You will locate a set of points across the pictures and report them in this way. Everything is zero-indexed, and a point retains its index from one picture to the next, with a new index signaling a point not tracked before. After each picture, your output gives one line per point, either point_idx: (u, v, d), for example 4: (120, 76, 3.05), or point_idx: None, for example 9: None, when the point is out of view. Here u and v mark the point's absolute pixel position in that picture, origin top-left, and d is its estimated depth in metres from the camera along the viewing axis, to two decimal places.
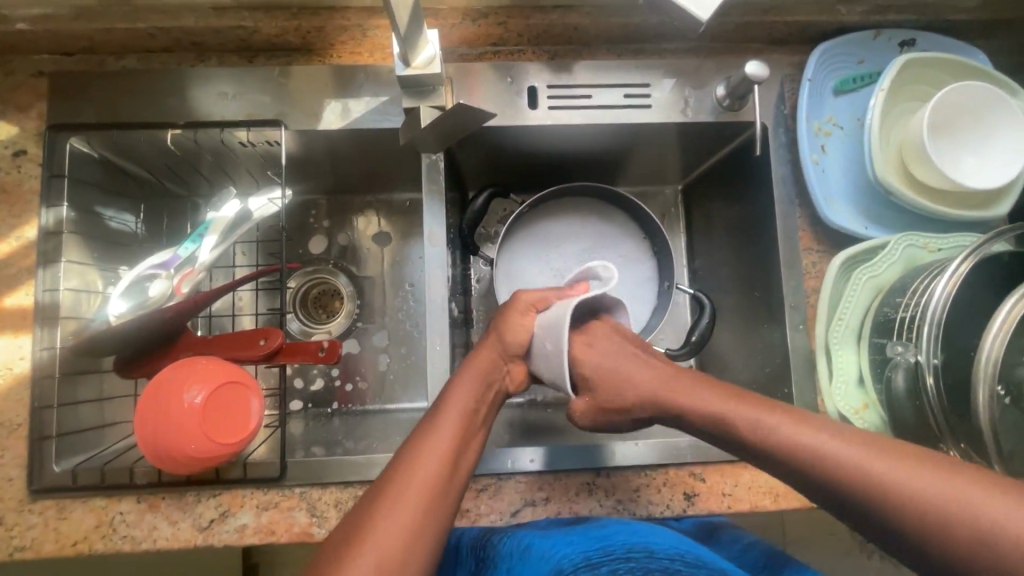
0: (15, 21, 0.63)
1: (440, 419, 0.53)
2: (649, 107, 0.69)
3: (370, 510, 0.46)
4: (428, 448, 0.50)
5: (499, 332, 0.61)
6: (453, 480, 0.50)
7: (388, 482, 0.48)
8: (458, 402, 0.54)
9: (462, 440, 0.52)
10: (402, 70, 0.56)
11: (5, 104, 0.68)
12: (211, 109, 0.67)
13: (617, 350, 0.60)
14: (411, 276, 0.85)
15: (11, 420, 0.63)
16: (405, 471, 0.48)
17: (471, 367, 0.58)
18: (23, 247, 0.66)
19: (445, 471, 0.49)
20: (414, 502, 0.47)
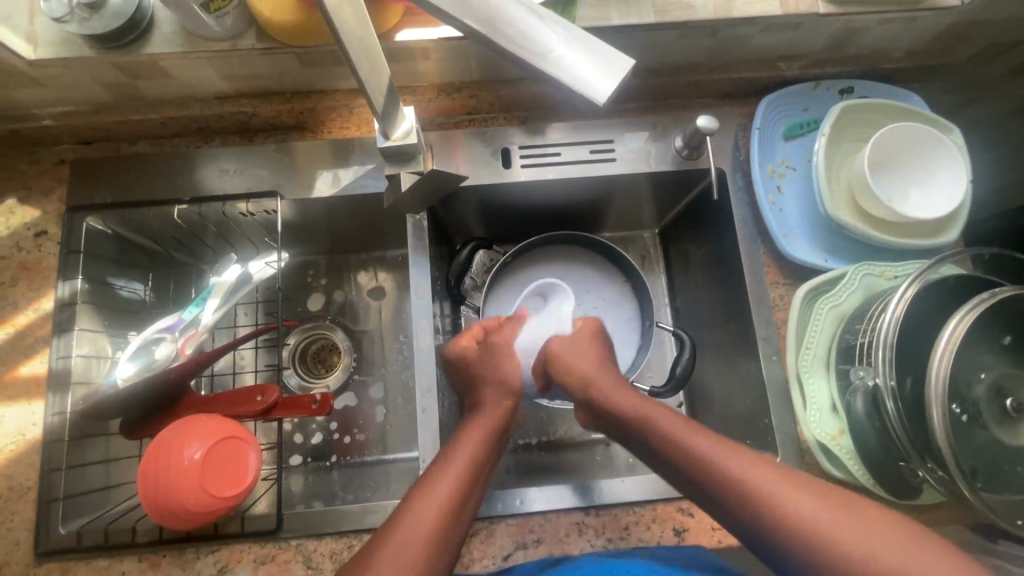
0: (43, 118, 0.71)
1: (442, 463, 0.56)
2: (615, 160, 0.76)
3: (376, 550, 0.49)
4: (431, 493, 0.53)
5: (501, 377, 0.66)
6: (458, 524, 0.53)
7: (394, 524, 0.51)
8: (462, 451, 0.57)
9: (469, 486, 0.55)
10: (382, 142, 0.62)
11: (30, 190, 0.74)
12: (214, 185, 0.74)
13: (592, 352, 0.68)
14: (400, 331, 0.89)
15: (22, 484, 0.66)
16: (410, 515, 0.52)
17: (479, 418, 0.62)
18: (40, 318, 0.71)
19: (454, 514, 0.53)
20: (415, 547, 0.50)
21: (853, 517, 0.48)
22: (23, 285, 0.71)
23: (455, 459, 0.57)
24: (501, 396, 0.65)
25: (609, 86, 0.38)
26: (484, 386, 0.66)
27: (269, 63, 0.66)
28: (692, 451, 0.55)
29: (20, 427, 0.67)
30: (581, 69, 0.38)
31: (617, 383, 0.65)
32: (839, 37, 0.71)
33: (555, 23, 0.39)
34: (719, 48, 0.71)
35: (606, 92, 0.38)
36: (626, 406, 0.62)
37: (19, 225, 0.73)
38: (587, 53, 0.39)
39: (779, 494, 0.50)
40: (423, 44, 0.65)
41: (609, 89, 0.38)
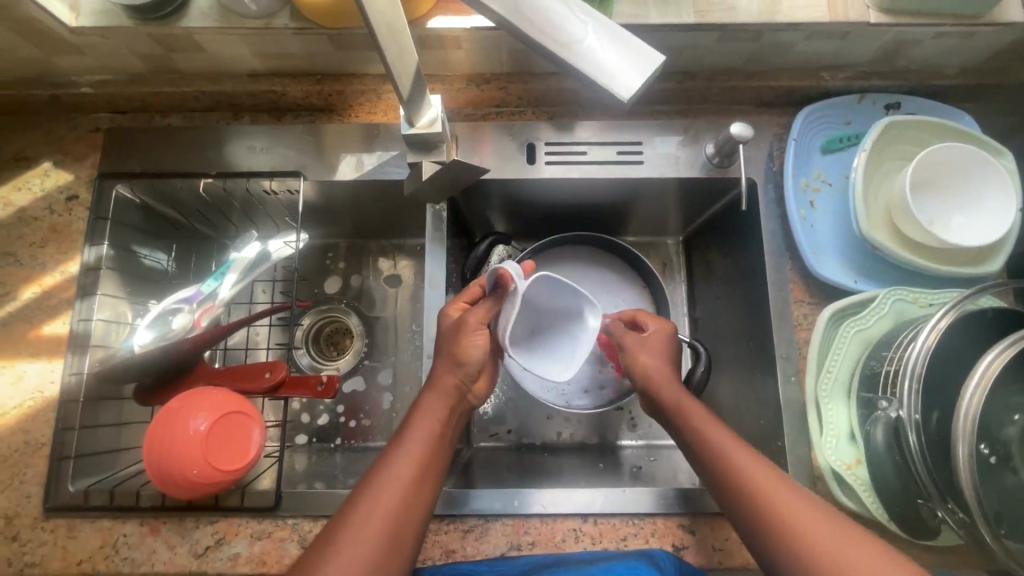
0: (81, 86, 0.73)
1: (405, 441, 0.55)
2: (642, 162, 0.74)
3: (355, 499, 0.52)
4: (406, 451, 0.55)
5: (454, 352, 0.60)
6: (429, 480, 0.54)
7: (373, 477, 0.53)
8: (433, 409, 0.58)
9: (429, 470, 0.55)
10: (406, 129, 0.61)
11: (65, 155, 0.75)
12: (239, 161, 0.75)
13: (654, 340, 0.64)
14: (413, 321, 0.89)
15: (37, 439, 0.67)
16: (386, 473, 0.53)
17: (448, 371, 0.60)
18: (65, 280, 0.72)
19: (411, 498, 0.53)
20: (389, 501, 0.52)
21: (839, 529, 0.48)
22: (52, 247, 0.73)
23: (421, 427, 0.57)
24: (451, 372, 0.60)
25: (635, 84, 0.37)
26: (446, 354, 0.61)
27: (301, 44, 0.66)
28: (712, 442, 0.55)
29: (38, 384, 0.69)
30: (607, 65, 0.37)
31: (656, 353, 0.63)
32: (889, 49, 0.68)
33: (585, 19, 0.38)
34: (759, 54, 0.69)
35: (631, 90, 0.37)
36: (665, 378, 0.61)
37: (52, 188, 0.74)
38: (615, 50, 0.38)
39: (784, 501, 0.50)
40: (456, 33, 0.64)
41: (634, 86, 0.36)
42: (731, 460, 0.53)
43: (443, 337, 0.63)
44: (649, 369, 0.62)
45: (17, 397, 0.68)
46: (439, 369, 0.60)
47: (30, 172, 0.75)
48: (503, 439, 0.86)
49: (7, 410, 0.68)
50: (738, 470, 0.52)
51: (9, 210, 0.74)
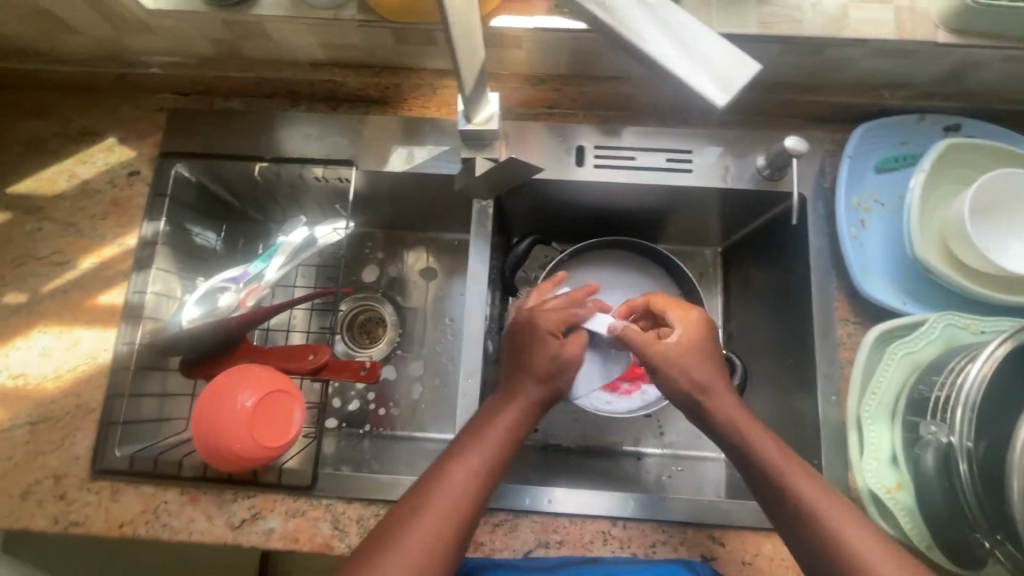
0: (151, 66, 0.75)
1: (474, 443, 0.57)
2: (690, 171, 0.74)
3: (421, 493, 0.54)
4: (474, 454, 0.56)
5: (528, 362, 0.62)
6: (492, 485, 0.56)
7: (440, 473, 0.55)
8: (506, 417, 0.59)
9: (495, 474, 0.56)
10: (463, 124, 0.62)
11: (129, 132, 0.78)
12: (294, 148, 0.76)
13: (696, 334, 0.62)
14: (442, 314, 0.91)
15: (88, 403, 0.70)
16: (453, 473, 0.55)
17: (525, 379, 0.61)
18: (123, 252, 0.75)
19: (472, 498, 0.54)
20: (453, 501, 0.53)
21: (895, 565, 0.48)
22: (112, 220, 0.76)
23: (493, 433, 0.58)
24: (536, 386, 0.61)
25: (733, 88, 0.37)
26: (529, 364, 0.62)
27: (365, 37, 0.68)
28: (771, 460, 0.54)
29: (93, 350, 0.72)
30: (703, 70, 0.37)
31: (701, 353, 0.61)
32: (954, 70, 0.67)
33: (680, 24, 0.38)
34: (819, 69, 0.68)
35: (729, 94, 0.36)
36: (711, 384, 0.59)
37: (115, 163, 0.77)
38: (710, 55, 0.38)
39: (843, 526, 0.50)
40: (517, 33, 0.64)
41: (732, 90, 0.36)
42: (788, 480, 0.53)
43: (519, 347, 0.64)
44: (695, 366, 0.60)
45: (72, 362, 0.71)
46: (516, 376, 0.62)
47: (95, 147, 0.78)
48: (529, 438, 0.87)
49: (62, 373, 0.71)
50: (795, 493, 0.52)
51: (75, 182, 0.77)
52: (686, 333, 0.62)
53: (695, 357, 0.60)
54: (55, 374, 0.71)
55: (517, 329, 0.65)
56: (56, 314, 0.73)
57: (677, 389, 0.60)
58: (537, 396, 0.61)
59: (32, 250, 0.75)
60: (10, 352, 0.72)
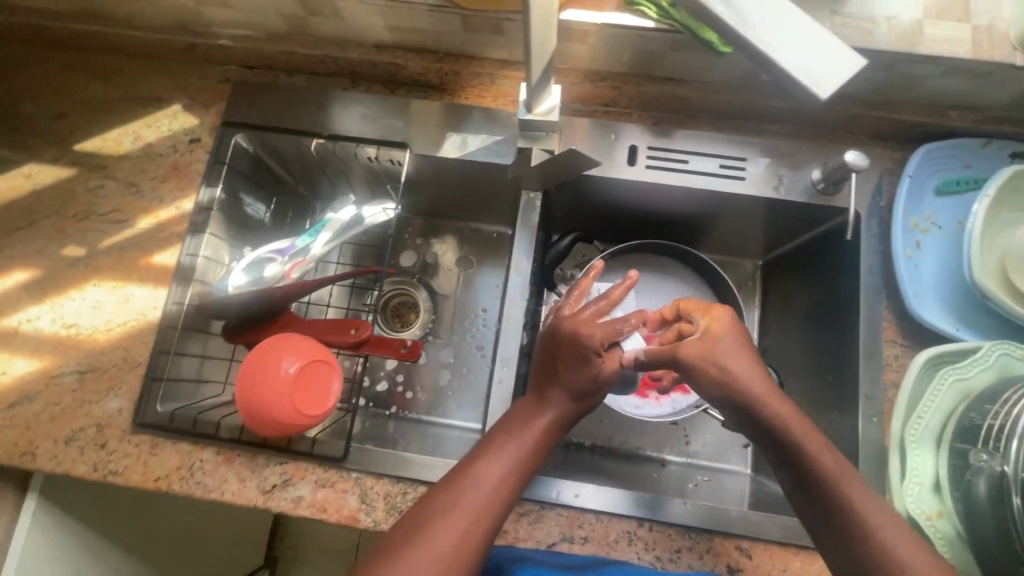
0: (222, 38, 0.77)
1: (501, 446, 0.58)
2: (743, 179, 0.73)
3: (446, 492, 0.54)
4: (500, 459, 0.57)
5: (561, 368, 0.61)
6: (516, 491, 0.56)
7: (465, 474, 0.55)
8: (534, 426, 0.59)
9: (519, 480, 0.57)
10: (524, 115, 0.63)
11: (194, 101, 0.80)
12: (350, 127, 0.78)
13: (731, 337, 0.60)
14: (472, 306, 0.91)
15: (135, 358, 0.72)
16: (478, 476, 0.55)
17: (555, 390, 0.62)
18: (179, 215, 0.77)
19: (497, 501, 0.54)
20: (477, 503, 0.53)
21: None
22: (171, 184, 0.78)
23: (519, 441, 0.58)
24: (567, 396, 0.61)
25: (836, 81, 0.36)
26: (564, 372, 0.61)
27: (433, 21, 0.69)
28: (823, 474, 0.53)
29: (143, 308, 0.74)
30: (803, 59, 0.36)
31: (737, 350, 0.59)
32: None
33: (786, 13, 0.36)
34: (886, 85, 0.67)
35: (833, 87, 0.36)
36: (753, 385, 0.57)
37: (178, 129, 0.79)
38: (811, 46, 0.36)
39: (898, 546, 0.49)
40: (585, 27, 0.65)
41: (838, 83, 0.35)
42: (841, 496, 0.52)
43: (556, 353, 0.62)
44: (733, 364, 0.57)
45: (122, 317, 0.73)
46: (546, 384, 0.62)
47: (161, 112, 0.80)
48: None
49: (112, 327, 0.73)
50: (852, 511, 0.51)
51: (138, 145, 0.79)
52: (722, 334, 0.60)
53: (728, 352, 0.58)
54: (106, 328, 0.73)
55: (555, 333, 0.63)
56: (111, 269, 0.75)
57: (714, 388, 0.58)
58: (566, 405, 0.61)
59: (93, 206, 0.77)
60: (65, 302, 0.74)
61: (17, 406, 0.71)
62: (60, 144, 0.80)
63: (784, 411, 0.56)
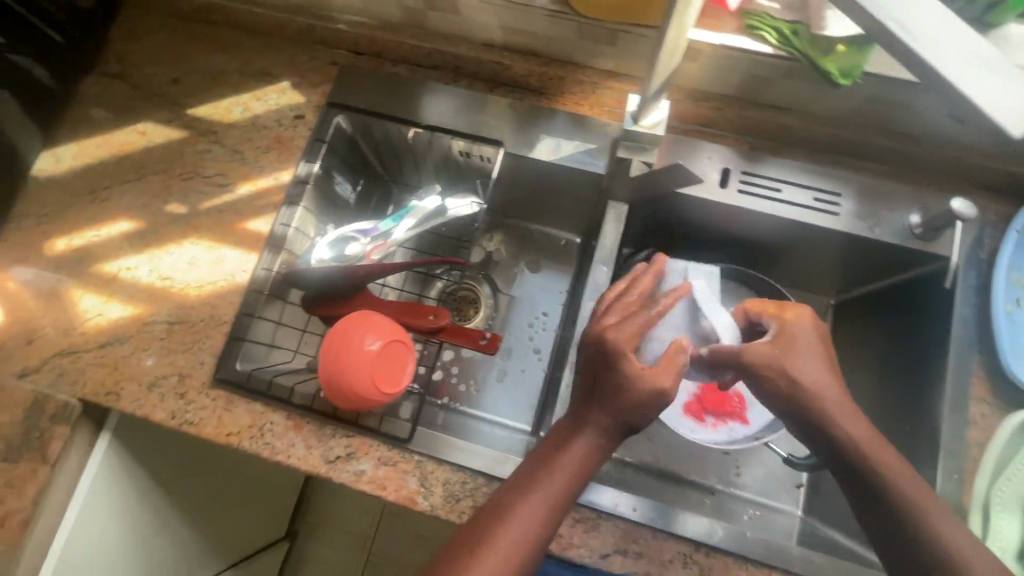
0: (340, 24, 0.81)
1: (537, 477, 0.55)
2: (836, 214, 0.72)
3: (481, 528, 0.53)
4: (536, 493, 0.55)
5: (601, 387, 0.57)
6: (554, 523, 0.54)
7: (501, 509, 0.54)
8: (573, 455, 0.56)
9: (558, 513, 0.55)
10: (629, 125, 0.65)
11: (303, 80, 0.84)
12: (448, 119, 0.79)
13: (807, 340, 0.59)
14: (530, 312, 0.92)
15: (221, 316, 0.75)
16: (513, 511, 0.53)
17: (596, 416, 0.57)
18: (277, 185, 0.80)
19: (534, 536, 0.53)
20: (514, 540, 0.52)
21: None
22: (273, 155, 0.81)
23: (557, 472, 0.56)
24: (611, 420, 0.57)
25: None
26: (608, 395, 0.57)
27: (549, 27, 0.71)
28: (915, 517, 0.52)
29: (234, 270, 0.77)
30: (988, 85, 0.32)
31: (815, 357, 0.58)
32: None
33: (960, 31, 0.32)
34: None
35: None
36: (827, 393, 0.56)
37: (285, 104, 0.83)
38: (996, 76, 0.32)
39: None
40: (702, 46, 0.65)
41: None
42: (935, 543, 0.51)
43: (591, 362, 0.59)
44: (805, 366, 0.57)
45: (214, 276, 0.77)
46: (587, 406, 0.58)
47: (271, 87, 0.84)
48: None
49: (204, 284, 0.77)
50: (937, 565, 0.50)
51: (247, 115, 0.83)
52: (800, 334, 0.59)
53: (804, 361, 0.58)
54: (198, 284, 0.77)
55: (596, 345, 0.59)
56: (208, 230, 0.79)
57: (776, 390, 0.58)
58: (609, 432, 0.57)
59: (199, 168, 0.81)
60: (163, 256, 0.78)
61: (108, 347, 0.75)
62: (174, 107, 0.84)
63: (872, 446, 0.55)
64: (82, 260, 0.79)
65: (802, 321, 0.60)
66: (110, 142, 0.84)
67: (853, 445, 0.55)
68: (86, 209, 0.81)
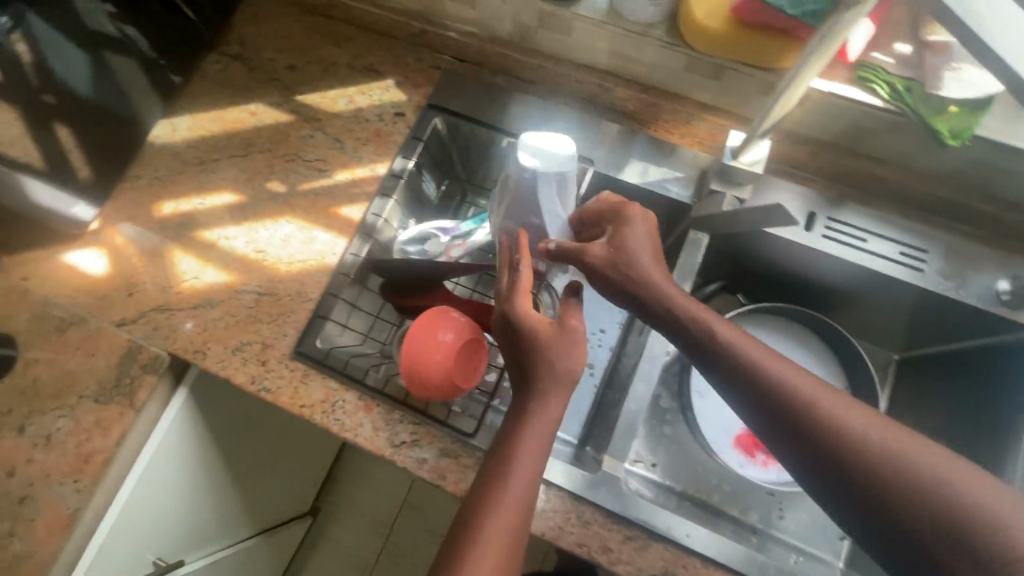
0: (452, 31, 0.85)
1: (502, 464, 0.56)
2: (921, 271, 0.72)
3: (464, 530, 0.53)
4: (505, 479, 0.55)
5: (526, 362, 0.60)
6: (529, 493, 0.55)
7: (476, 502, 0.54)
8: (529, 433, 0.57)
9: (524, 500, 0.54)
10: (728, 159, 0.67)
11: (407, 80, 0.88)
12: (543, 133, 0.82)
13: (642, 238, 0.61)
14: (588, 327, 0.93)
15: (307, 293, 0.80)
16: (486, 501, 0.54)
17: (540, 392, 0.59)
18: (372, 176, 0.84)
19: (516, 514, 0.53)
20: (498, 524, 0.53)
21: None
22: (371, 148, 0.86)
23: (516, 449, 0.56)
24: (553, 388, 0.58)
25: None
26: (543, 374, 0.59)
27: (658, 57, 0.73)
28: (906, 460, 0.45)
29: (324, 251, 0.81)
30: None
31: (645, 254, 0.60)
32: None
33: None
34: None
35: None
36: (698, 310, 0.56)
37: (387, 101, 0.88)
38: None
39: None
40: (810, 92, 0.66)
41: None
42: None
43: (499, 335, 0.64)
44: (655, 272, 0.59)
45: (304, 254, 0.81)
46: (526, 386, 0.59)
47: (377, 83, 0.88)
48: (638, 469, 0.87)
49: (294, 261, 0.81)
50: None
51: (351, 107, 0.88)
52: (631, 236, 0.61)
53: (638, 257, 0.60)
54: (289, 260, 0.81)
55: (505, 322, 0.62)
56: (304, 210, 0.83)
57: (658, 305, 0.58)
58: (552, 401, 0.58)
59: (302, 152, 0.86)
60: (260, 229, 0.83)
61: (201, 308, 0.80)
62: (285, 92, 0.90)
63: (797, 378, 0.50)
64: (185, 224, 0.84)
65: (633, 217, 0.62)
66: (222, 118, 0.89)
67: (778, 387, 0.50)
68: (194, 177, 0.87)
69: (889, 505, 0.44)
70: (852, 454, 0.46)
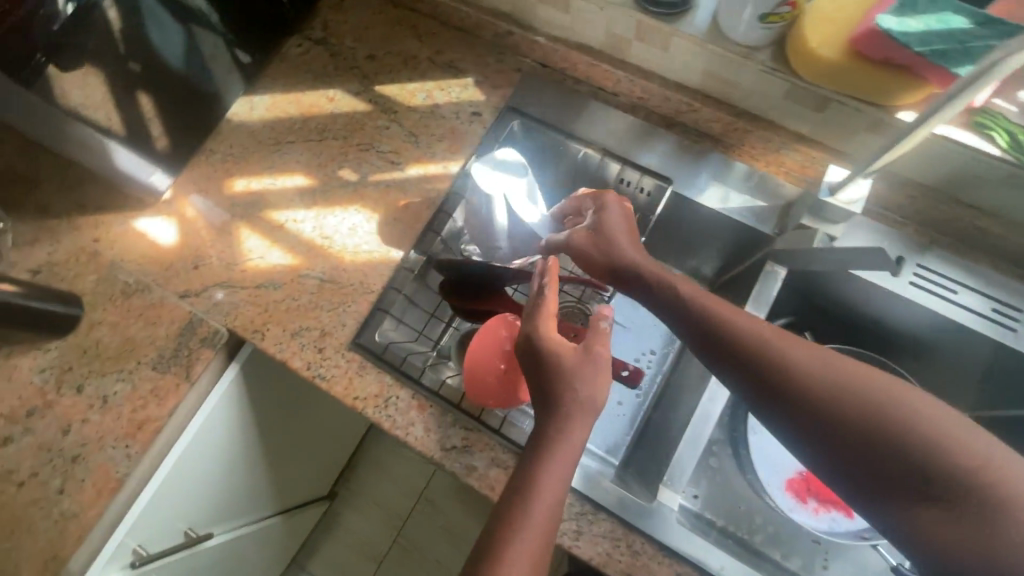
0: (539, 35, 0.84)
1: (528, 486, 0.52)
2: (1014, 331, 0.68)
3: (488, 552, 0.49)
4: (530, 501, 0.51)
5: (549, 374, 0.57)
6: (555, 512, 0.52)
7: (501, 522, 0.51)
8: (558, 453, 0.53)
9: (551, 524, 0.51)
10: (824, 195, 0.64)
11: (487, 79, 0.87)
12: (622, 148, 0.81)
13: (617, 221, 0.67)
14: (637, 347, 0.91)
15: (369, 285, 0.79)
16: (511, 522, 0.50)
17: (567, 405, 0.55)
18: (444, 174, 0.84)
19: (543, 540, 0.50)
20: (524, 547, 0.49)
21: None
22: (446, 145, 0.85)
23: (541, 467, 0.53)
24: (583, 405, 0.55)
25: None
26: (570, 396, 0.55)
27: (757, 81, 0.71)
28: (907, 416, 0.47)
29: (390, 244, 0.81)
30: None
31: (626, 239, 0.66)
32: None
33: None
34: None
35: None
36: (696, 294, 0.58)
37: (466, 99, 0.87)
38: None
39: None
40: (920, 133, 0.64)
41: None
42: None
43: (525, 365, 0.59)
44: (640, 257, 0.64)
45: (370, 245, 0.81)
46: (552, 401, 0.56)
47: (457, 80, 0.88)
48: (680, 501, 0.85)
49: (360, 251, 0.81)
50: None
51: (428, 102, 0.87)
52: (615, 226, 0.67)
53: (615, 238, 0.66)
54: (354, 249, 0.81)
55: (528, 347, 0.59)
56: (373, 201, 0.83)
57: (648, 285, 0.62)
58: (582, 416, 0.55)
59: (376, 142, 0.86)
60: (328, 216, 0.83)
61: (264, 289, 0.80)
62: (364, 81, 0.90)
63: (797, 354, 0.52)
64: (255, 203, 0.85)
65: (613, 206, 0.68)
66: (300, 101, 0.90)
67: (783, 368, 0.52)
68: (267, 157, 0.87)
69: (860, 438, 0.47)
70: (843, 411, 0.48)
